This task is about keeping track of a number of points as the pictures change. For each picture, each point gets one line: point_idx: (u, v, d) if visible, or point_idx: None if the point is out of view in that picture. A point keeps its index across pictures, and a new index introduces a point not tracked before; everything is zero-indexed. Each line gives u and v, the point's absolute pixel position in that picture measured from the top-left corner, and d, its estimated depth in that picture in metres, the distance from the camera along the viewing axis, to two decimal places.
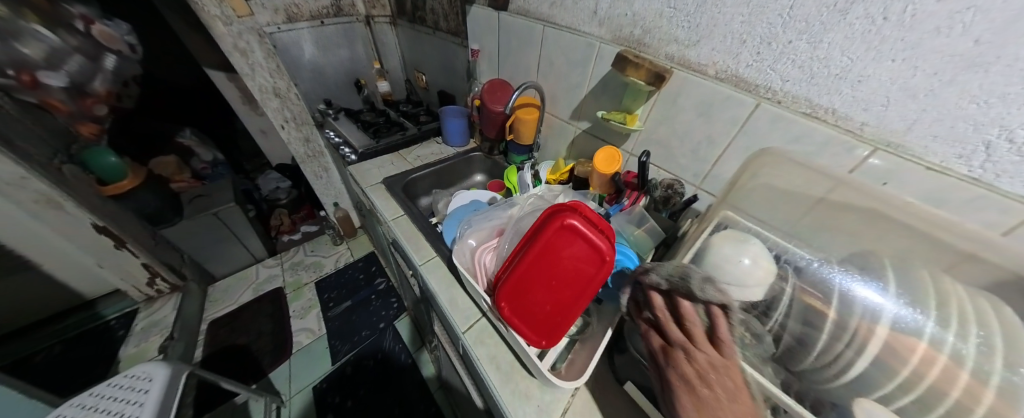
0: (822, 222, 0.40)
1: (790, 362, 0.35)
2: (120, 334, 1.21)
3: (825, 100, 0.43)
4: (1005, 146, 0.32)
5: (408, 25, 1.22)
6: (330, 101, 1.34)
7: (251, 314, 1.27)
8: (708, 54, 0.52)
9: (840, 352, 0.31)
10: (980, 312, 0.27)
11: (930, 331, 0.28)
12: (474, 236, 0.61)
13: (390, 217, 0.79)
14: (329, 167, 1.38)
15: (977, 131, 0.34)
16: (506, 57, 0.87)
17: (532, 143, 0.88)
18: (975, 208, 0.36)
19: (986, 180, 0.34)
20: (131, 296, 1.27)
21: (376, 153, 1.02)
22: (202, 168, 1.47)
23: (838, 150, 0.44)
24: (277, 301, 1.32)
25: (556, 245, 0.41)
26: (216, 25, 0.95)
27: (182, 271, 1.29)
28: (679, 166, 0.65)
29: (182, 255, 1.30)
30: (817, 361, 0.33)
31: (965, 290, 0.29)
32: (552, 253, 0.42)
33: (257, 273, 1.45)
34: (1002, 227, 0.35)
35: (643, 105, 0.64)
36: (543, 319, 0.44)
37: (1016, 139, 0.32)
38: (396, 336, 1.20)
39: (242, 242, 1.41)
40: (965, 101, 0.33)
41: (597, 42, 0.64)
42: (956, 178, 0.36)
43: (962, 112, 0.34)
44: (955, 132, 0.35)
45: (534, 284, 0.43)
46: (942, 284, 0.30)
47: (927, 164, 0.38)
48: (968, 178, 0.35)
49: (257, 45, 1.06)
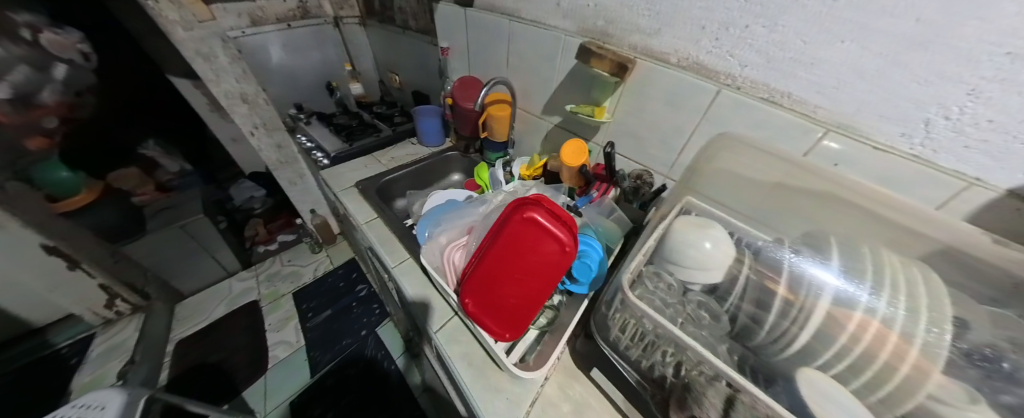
0: (785, 205, 0.45)
1: (745, 338, 0.35)
2: (72, 364, 1.13)
3: (782, 84, 0.44)
4: (942, 122, 0.33)
5: (378, 24, 1.20)
6: (302, 105, 1.30)
7: (226, 329, 1.22)
8: (670, 42, 0.52)
9: (784, 328, 0.31)
10: (913, 283, 0.29)
11: (865, 301, 0.29)
12: (446, 234, 0.61)
13: (363, 221, 0.77)
14: (305, 174, 1.33)
15: (918, 109, 0.34)
16: (476, 54, 0.86)
17: (507, 140, 0.87)
18: (917, 184, 0.38)
19: (926, 157, 0.36)
20: (86, 320, 1.19)
21: (349, 156, 0.99)
22: (168, 179, 1.45)
23: (796, 133, 0.45)
24: (253, 314, 1.28)
25: (519, 239, 0.40)
26: (174, 29, 0.86)
27: (145, 290, 1.24)
28: (649, 156, 0.65)
29: (145, 272, 1.24)
30: (767, 338, 0.33)
31: (899, 259, 0.31)
32: (516, 247, 0.41)
33: (230, 287, 1.39)
34: (938, 201, 0.37)
35: (612, 96, 0.64)
36: (508, 312, 0.44)
37: (952, 115, 0.33)
38: (379, 342, 1.18)
39: (214, 256, 1.41)
40: (909, 80, 0.34)
41: (563, 35, 0.63)
42: (901, 156, 0.37)
43: (906, 92, 0.34)
44: (900, 112, 0.36)
45: (498, 278, 0.43)
46: (881, 258, 0.31)
47: (875, 143, 0.39)
48: (911, 156, 0.37)
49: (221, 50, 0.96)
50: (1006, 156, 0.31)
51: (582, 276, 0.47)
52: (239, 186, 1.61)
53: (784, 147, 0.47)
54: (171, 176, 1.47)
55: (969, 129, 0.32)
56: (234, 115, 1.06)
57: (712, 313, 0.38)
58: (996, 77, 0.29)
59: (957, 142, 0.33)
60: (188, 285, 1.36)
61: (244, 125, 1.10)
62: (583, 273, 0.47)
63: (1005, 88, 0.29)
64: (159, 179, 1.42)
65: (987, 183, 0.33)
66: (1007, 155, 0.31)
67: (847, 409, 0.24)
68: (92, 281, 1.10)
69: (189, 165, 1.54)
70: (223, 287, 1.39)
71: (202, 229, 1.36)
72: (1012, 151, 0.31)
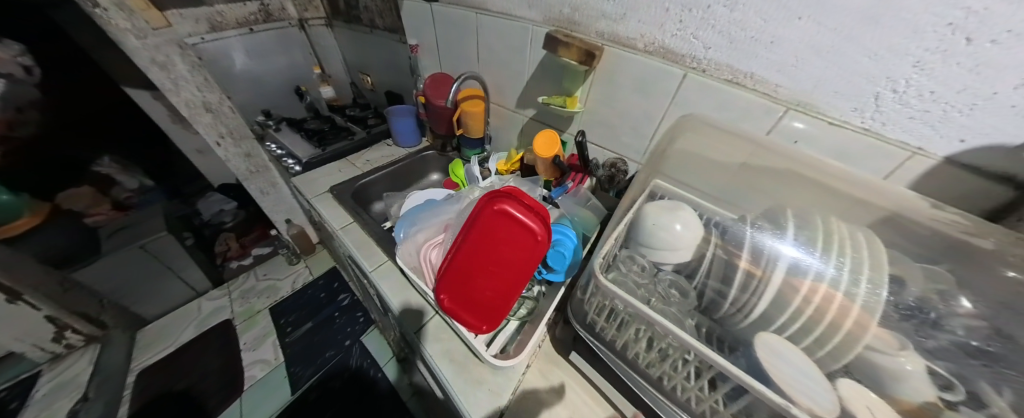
0: (749, 183, 0.47)
1: (712, 311, 0.37)
2: (12, 408, 0.97)
3: (744, 65, 0.44)
4: (889, 95, 0.35)
5: (345, 25, 1.17)
6: (270, 111, 1.24)
7: (197, 352, 1.16)
8: (636, 27, 0.51)
9: (744, 300, 0.33)
10: (858, 244, 0.32)
11: (817, 269, 0.31)
12: (424, 231, 0.58)
13: (338, 227, 0.74)
14: (279, 182, 1.24)
15: (870, 84, 0.36)
16: (446, 50, 0.84)
17: (483, 136, 0.85)
18: (868, 157, 0.40)
19: (875, 130, 0.38)
20: (30, 357, 1.03)
21: (322, 161, 0.96)
22: (126, 196, 1.37)
23: (759, 112, 0.46)
24: (227, 334, 1.22)
25: (492, 232, 0.38)
26: (126, 39, 0.79)
27: (101, 320, 1.14)
28: (622, 144, 0.65)
29: (100, 300, 1.15)
30: (730, 308, 0.35)
31: (846, 227, 0.34)
32: (489, 240, 0.39)
33: (200, 307, 1.33)
34: (885, 172, 0.39)
35: (583, 86, 0.63)
36: (484, 306, 0.42)
37: (898, 89, 0.34)
38: (364, 351, 1.14)
39: (179, 275, 1.33)
40: (862, 55, 0.35)
41: (530, 26, 0.62)
42: (855, 130, 0.39)
43: (859, 67, 0.35)
44: (853, 87, 0.37)
45: (471, 272, 0.41)
46: (829, 222, 0.35)
47: (830, 119, 0.40)
48: (862, 130, 0.39)
49: (179, 58, 0.89)
50: (944, 125, 0.33)
51: (557, 265, 0.46)
52: (207, 200, 1.51)
53: (748, 127, 0.48)
54: (130, 193, 1.39)
55: (914, 101, 0.34)
56: (196, 125, 0.98)
57: (682, 290, 0.40)
58: (939, 49, 0.30)
59: (904, 113, 0.35)
60: (150, 310, 1.27)
61: (209, 135, 1.03)
62: (557, 261, 0.46)
63: (946, 60, 0.31)
64: (116, 198, 1.34)
65: (928, 152, 0.36)
66: (945, 124, 0.33)
67: (797, 367, 0.27)
68: (38, 315, 0.97)
69: (150, 181, 1.46)
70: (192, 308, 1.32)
71: (167, 245, 1.31)
72: (949, 120, 0.33)
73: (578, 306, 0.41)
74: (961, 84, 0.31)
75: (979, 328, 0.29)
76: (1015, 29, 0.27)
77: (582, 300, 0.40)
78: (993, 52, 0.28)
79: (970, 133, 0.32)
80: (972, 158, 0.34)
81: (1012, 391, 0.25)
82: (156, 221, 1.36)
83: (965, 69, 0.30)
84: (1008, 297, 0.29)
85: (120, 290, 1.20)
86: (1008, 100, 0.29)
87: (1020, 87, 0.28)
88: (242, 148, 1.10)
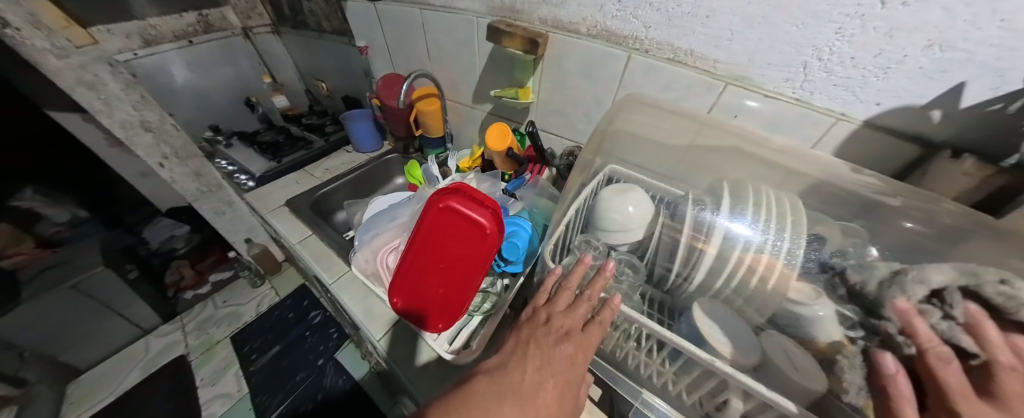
0: (693, 158, 0.49)
1: (662, 284, 0.40)
2: None
3: (684, 42, 0.44)
4: (816, 64, 0.37)
5: (294, 31, 1.13)
6: (218, 126, 1.16)
7: (145, 395, 1.08)
8: (576, 11, 0.50)
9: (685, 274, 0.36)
10: (783, 208, 0.35)
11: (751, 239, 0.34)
12: (383, 235, 0.53)
13: (295, 241, 0.69)
14: (235, 200, 1.15)
15: (798, 54, 0.37)
16: (396, 48, 0.82)
17: (444, 134, 0.84)
18: (799, 125, 0.42)
19: (805, 99, 0.40)
20: None
21: (277, 174, 0.90)
22: (55, 231, 1.24)
23: (701, 89, 0.47)
24: (179, 373, 1.13)
25: (436, 227, 0.34)
26: (44, 59, 0.71)
27: (21, 376, 1.01)
28: (578, 131, 0.65)
29: (20, 354, 1.01)
30: (678, 279, 0.37)
31: (775, 193, 0.38)
32: (434, 236, 0.34)
33: (147, 346, 1.22)
34: (814, 139, 0.42)
35: (534, 76, 0.62)
36: (438, 308, 0.36)
37: (823, 57, 0.36)
38: (339, 368, 1.09)
39: (120, 313, 1.19)
40: (788, 24, 0.36)
41: (474, 17, 0.60)
42: (788, 101, 0.41)
43: (787, 36, 0.36)
44: (783, 57, 0.38)
45: (420, 272, 0.36)
46: (758, 188, 0.38)
47: (765, 92, 0.42)
48: (794, 99, 0.40)
49: (110, 76, 0.82)
50: (864, 89, 0.35)
51: (510, 256, 0.44)
52: (156, 226, 1.39)
53: (691, 105, 0.49)
54: (59, 227, 1.26)
55: (837, 68, 0.35)
56: (134, 147, 0.90)
57: (635, 268, 0.42)
58: (858, 14, 0.32)
59: (828, 82, 0.37)
60: (83, 358, 1.14)
61: (149, 157, 0.94)
62: (511, 253, 0.44)
63: (864, 24, 0.32)
64: (42, 234, 1.22)
65: (850, 117, 0.38)
66: (865, 89, 0.35)
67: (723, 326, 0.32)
68: None
69: (84, 211, 1.34)
70: (137, 349, 1.22)
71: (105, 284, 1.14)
72: (868, 85, 0.35)
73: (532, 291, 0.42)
74: (877, 49, 0.32)
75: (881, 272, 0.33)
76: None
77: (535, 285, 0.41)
78: (904, 15, 0.30)
79: (886, 97, 0.35)
80: (891, 120, 0.36)
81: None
82: (90, 256, 1.18)
83: (880, 33, 0.31)
84: (910, 247, 0.34)
85: (50, 340, 1.06)
86: (917, 62, 0.31)
87: (927, 49, 0.30)
88: (190, 167, 1.01)
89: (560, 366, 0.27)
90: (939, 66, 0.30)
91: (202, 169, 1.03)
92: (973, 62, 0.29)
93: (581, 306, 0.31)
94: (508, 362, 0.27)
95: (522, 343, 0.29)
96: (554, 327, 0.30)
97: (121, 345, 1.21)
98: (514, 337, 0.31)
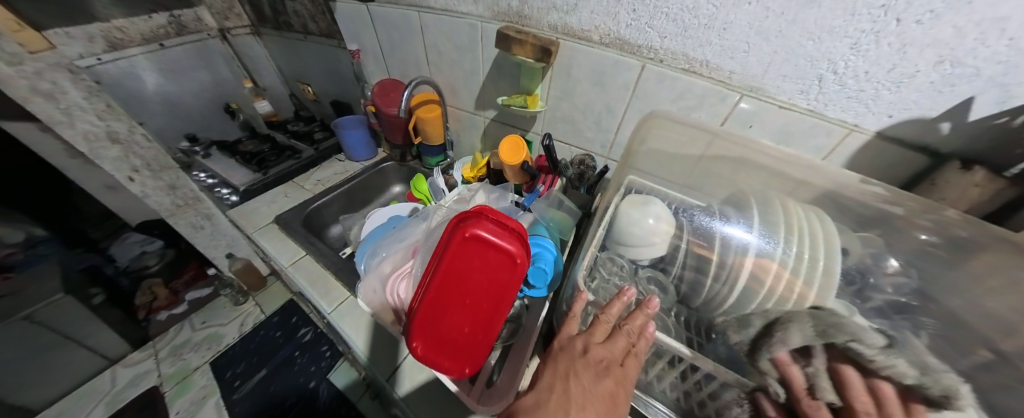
0: (709, 170, 0.48)
1: (690, 299, 0.42)
2: None
3: (699, 53, 0.43)
4: (832, 77, 0.37)
5: (276, 33, 1.07)
6: (195, 135, 1.08)
7: None
8: (588, 18, 0.48)
9: (718, 290, 0.38)
10: (815, 229, 0.36)
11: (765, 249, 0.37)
12: (390, 260, 0.48)
13: (287, 264, 0.63)
14: (214, 213, 1.06)
15: (813, 67, 0.37)
16: (391, 53, 0.78)
17: (444, 142, 0.81)
18: (812, 136, 0.42)
19: (819, 110, 0.40)
20: None
21: (263, 187, 0.83)
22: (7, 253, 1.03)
23: (715, 100, 0.46)
24: (150, 407, 1.03)
25: (460, 259, 0.31)
26: None
27: None
28: (586, 140, 0.64)
29: None
30: (706, 297, 0.40)
31: (801, 206, 0.39)
32: (459, 268, 0.31)
33: (114, 378, 1.11)
34: (827, 149, 0.42)
35: (542, 83, 0.60)
36: (462, 349, 0.33)
37: (839, 70, 0.36)
38: (333, 390, 1.04)
39: (82, 343, 1.05)
40: (805, 38, 0.36)
41: (479, 22, 0.57)
42: (801, 112, 0.41)
43: (803, 50, 0.36)
44: (798, 70, 0.38)
45: (441, 311, 0.32)
46: (787, 205, 0.39)
47: (779, 102, 0.42)
48: (807, 110, 0.40)
49: (70, 84, 0.72)
50: (876, 102, 0.36)
51: (537, 282, 0.42)
52: (122, 242, 1.27)
53: (705, 115, 0.48)
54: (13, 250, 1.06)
55: (851, 82, 0.36)
56: (99, 160, 0.80)
57: (661, 285, 0.44)
58: (873, 30, 0.32)
59: (842, 95, 0.37)
60: (37, 398, 1.00)
61: (118, 171, 0.84)
62: (538, 279, 0.42)
63: (879, 40, 0.32)
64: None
65: (862, 128, 0.38)
66: (877, 101, 0.36)
67: None
68: None
69: None
70: (103, 382, 1.10)
71: (62, 312, 1.05)
72: (880, 97, 0.35)
73: (557, 315, 0.40)
74: (891, 64, 0.33)
75: (904, 284, 0.35)
76: (936, 9, 0.29)
77: (561, 310, 0.39)
78: (917, 32, 0.30)
79: (897, 109, 0.35)
80: (902, 132, 0.37)
81: (929, 334, 0.32)
82: None
83: (893, 49, 0.32)
84: None
85: None
86: (927, 78, 0.32)
87: (937, 65, 0.31)
88: (163, 180, 0.92)
89: (603, 404, 0.25)
90: (948, 81, 0.31)
91: (177, 181, 0.95)
92: (981, 78, 0.30)
93: (621, 340, 0.29)
94: (548, 402, 0.25)
95: (560, 378, 0.27)
96: (595, 357, 0.28)
97: (85, 377, 1.09)
98: (550, 371, 0.28)
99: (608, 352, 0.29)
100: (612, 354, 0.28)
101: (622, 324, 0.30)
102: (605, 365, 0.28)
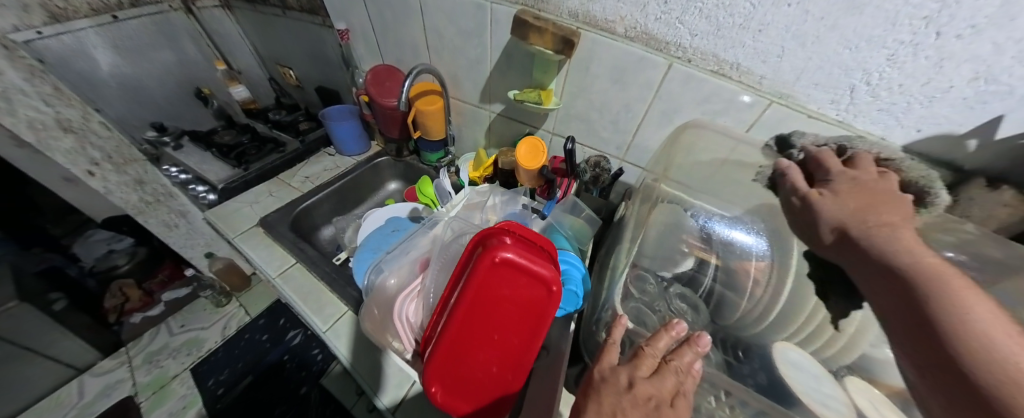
0: (729, 178, 0.46)
1: (721, 316, 0.39)
2: None
3: (729, 54, 0.39)
4: (864, 88, 0.34)
5: (250, 7, 0.95)
6: (162, 124, 0.96)
7: None
8: (613, 7, 0.43)
9: (751, 310, 0.36)
10: None
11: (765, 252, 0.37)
12: (394, 275, 0.43)
13: (275, 274, 0.58)
14: (189, 210, 0.98)
15: (846, 76, 0.34)
16: (385, 35, 0.70)
17: (445, 137, 0.75)
18: None
19: (847, 121, 0.37)
20: None
21: (244, 185, 0.76)
22: None
23: (739, 105, 0.42)
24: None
25: (488, 287, 0.27)
26: None
27: None
28: (602, 140, 0.59)
29: None
30: (742, 311, 0.37)
31: None
32: (487, 299, 0.27)
33: (82, 388, 1.05)
34: None
35: (556, 77, 0.55)
36: (487, 387, 0.30)
37: (873, 81, 0.33)
38: (325, 396, 1.00)
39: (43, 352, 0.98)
40: (841, 46, 0.32)
41: (488, 3, 0.51)
42: (827, 122, 0.37)
43: (838, 58, 0.33)
44: (831, 78, 0.35)
45: (466, 349, 0.28)
46: None
47: (807, 112, 0.38)
48: (835, 121, 0.37)
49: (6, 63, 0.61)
50: (907, 115, 0.33)
51: (569, 305, 0.40)
52: (87, 239, 1.20)
53: (728, 121, 0.45)
54: None
55: (885, 94, 0.33)
56: (50, 153, 0.71)
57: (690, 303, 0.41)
58: (912, 42, 0.29)
59: (875, 106, 0.34)
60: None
61: (74, 164, 0.75)
62: (569, 302, 0.40)
63: (916, 52, 0.29)
64: None
65: (889, 142, 0.36)
66: (907, 114, 0.33)
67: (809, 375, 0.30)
68: None
69: None
70: (71, 394, 1.04)
71: None
72: (912, 111, 0.33)
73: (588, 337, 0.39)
74: (926, 77, 0.30)
75: None
76: (979, 24, 0.26)
77: (592, 334, 0.38)
78: (955, 46, 0.27)
79: (927, 124, 0.33)
80: (927, 148, 0.34)
81: None
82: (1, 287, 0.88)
83: (931, 62, 0.29)
84: None
85: None
86: (960, 94, 0.29)
87: (971, 81, 0.28)
88: (128, 175, 0.84)
89: None
90: (981, 98, 0.29)
91: (145, 176, 0.87)
92: (1013, 97, 0.28)
93: (669, 378, 0.27)
94: None
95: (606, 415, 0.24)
96: (646, 395, 0.25)
97: (50, 389, 1.03)
98: (594, 406, 0.25)
99: (659, 388, 0.26)
100: (666, 392, 0.26)
101: (670, 357, 0.28)
102: (656, 402, 0.25)
